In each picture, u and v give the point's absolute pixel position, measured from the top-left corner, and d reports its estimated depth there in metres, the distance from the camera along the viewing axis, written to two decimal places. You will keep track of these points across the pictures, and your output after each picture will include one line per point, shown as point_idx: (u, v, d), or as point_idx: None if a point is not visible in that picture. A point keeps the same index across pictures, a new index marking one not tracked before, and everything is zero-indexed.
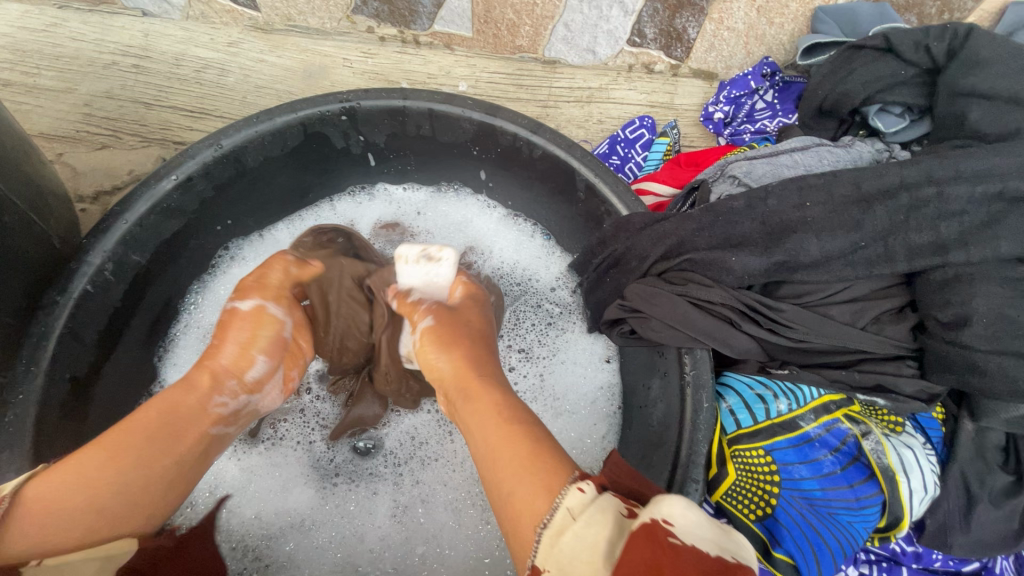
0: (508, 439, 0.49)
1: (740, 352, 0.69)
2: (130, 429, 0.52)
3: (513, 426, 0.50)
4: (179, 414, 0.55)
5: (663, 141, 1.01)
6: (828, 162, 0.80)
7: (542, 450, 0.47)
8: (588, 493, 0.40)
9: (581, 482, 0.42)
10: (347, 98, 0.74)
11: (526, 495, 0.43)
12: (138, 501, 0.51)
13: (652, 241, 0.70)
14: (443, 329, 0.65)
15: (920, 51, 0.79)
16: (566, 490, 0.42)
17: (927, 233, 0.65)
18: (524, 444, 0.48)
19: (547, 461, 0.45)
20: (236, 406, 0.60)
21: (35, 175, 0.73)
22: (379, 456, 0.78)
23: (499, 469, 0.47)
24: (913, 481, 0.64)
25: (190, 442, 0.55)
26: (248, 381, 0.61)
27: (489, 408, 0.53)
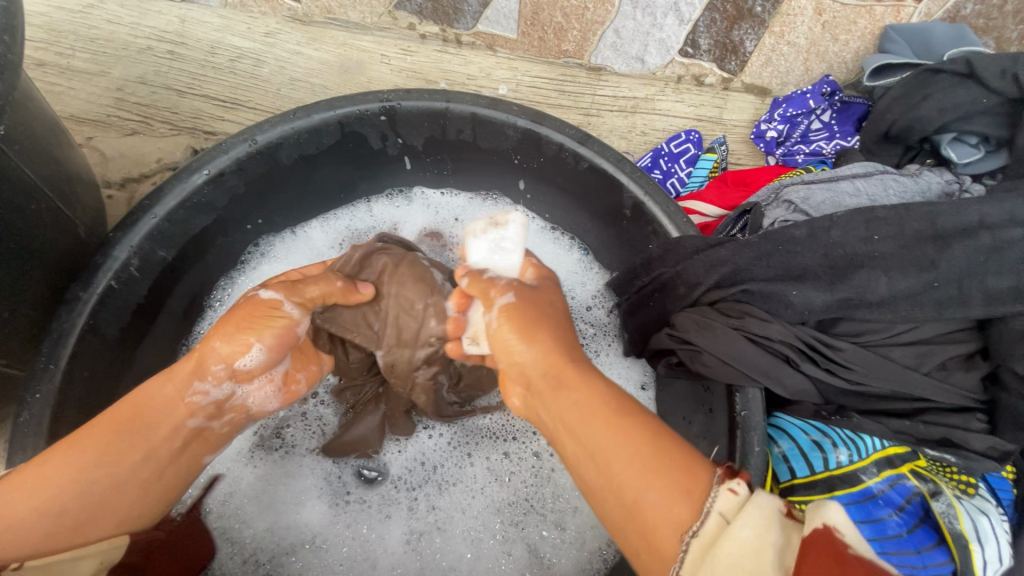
0: (633, 432, 0.45)
1: (793, 391, 0.64)
2: (92, 430, 0.50)
3: (635, 417, 0.46)
4: (146, 413, 0.53)
5: (710, 157, 0.96)
6: (894, 192, 0.75)
7: (674, 447, 0.44)
8: (743, 494, 0.38)
9: (730, 480, 0.40)
10: (387, 98, 0.70)
11: (663, 500, 0.41)
12: (113, 495, 0.50)
13: (705, 267, 0.66)
14: (530, 311, 0.57)
15: (1006, 78, 0.73)
16: (714, 492, 0.40)
17: (1007, 276, 0.61)
18: (652, 436, 0.45)
19: (681, 456, 0.43)
20: (218, 395, 0.58)
21: (63, 161, 0.70)
22: (387, 484, 0.73)
23: (628, 465, 0.43)
24: (988, 552, 0.57)
25: (162, 439, 0.54)
26: (236, 371, 0.58)
27: (596, 394, 0.49)
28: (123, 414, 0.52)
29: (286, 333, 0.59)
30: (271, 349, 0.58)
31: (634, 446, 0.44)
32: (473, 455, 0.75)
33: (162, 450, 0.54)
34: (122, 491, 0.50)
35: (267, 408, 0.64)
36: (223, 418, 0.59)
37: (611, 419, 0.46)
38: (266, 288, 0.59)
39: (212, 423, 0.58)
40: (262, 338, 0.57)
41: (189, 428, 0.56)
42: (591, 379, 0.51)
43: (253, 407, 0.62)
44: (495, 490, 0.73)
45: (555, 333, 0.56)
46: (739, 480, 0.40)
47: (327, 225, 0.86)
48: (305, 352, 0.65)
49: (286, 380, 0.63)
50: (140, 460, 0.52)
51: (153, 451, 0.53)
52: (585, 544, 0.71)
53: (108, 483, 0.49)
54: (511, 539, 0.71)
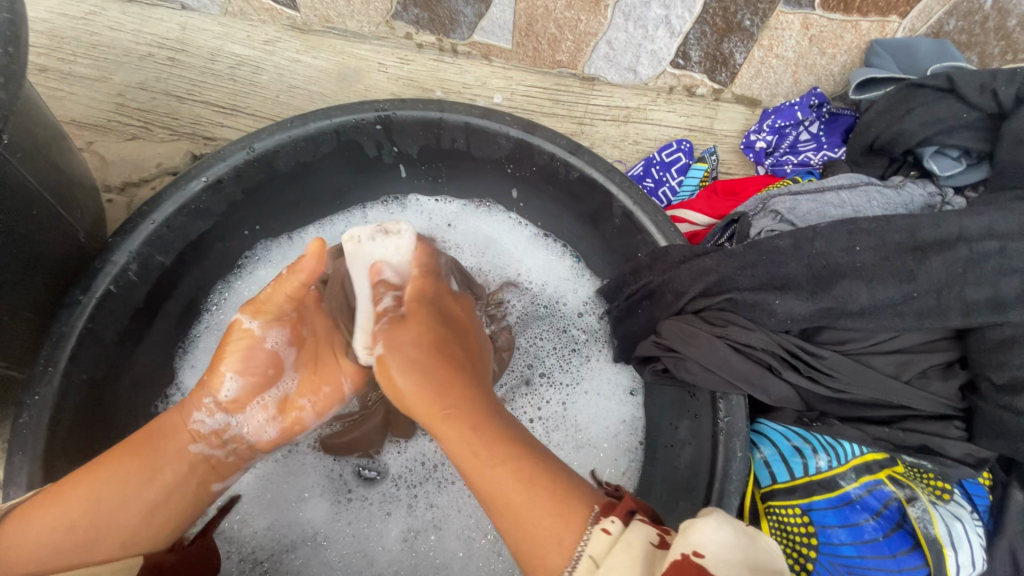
0: (509, 478, 0.45)
1: (777, 399, 0.66)
2: (109, 455, 0.56)
3: (512, 460, 0.46)
4: (157, 441, 0.58)
5: (701, 167, 0.98)
6: (878, 204, 0.77)
7: (550, 490, 0.44)
8: (614, 534, 0.40)
9: (604, 521, 0.41)
10: (382, 108, 0.72)
11: (537, 544, 0.42)
12: (121, 515, 0.54)
13: (691, 276, 0.68)
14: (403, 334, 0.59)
15: (985, 94, 0.76)
16: (587, 533, 0.41)
17: (984, 288, 0.63)
18: (527, 481, 0.45)
19: (559, 497, 0.44)
20: (215, 425, 0.62)
21: (64, 167, 0.72)
22: (387, 482, 0.75)
23: (509, 512, 0.44)
24: (961, 556, 0.61)
25: (168, 462, 0.58)
26: (227, 401, 0.62)
27: (471, 438, 0.48)
28: (134, 441, 0.58)
29: (254, 352, 0.62)
30: (244, 372, 0.62)
31: (510, 491, 0.45)
32: None
33: (168, 473, 0.58)
34: (131, 511, 0.55)
35: (267, 437, 0.65)
36: (224, 446, 0.62)
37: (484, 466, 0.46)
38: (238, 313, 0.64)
39: (217, 451, 0.62)
40: (240, 368, 0.62)
41: (193, 453, 0.60)
42: (466, 420, 0.49)
43: (251, 436, 0.64)
44: None
45: (427, 362, 0.55)
46: (613, 519, 0.41)
47: (323, 230, 0.88)
48: (315, 375, 0.66)
49: (284, 403, 0.65)
50: (146, 482, 0.56)
51: (160, 474, 0.57)
52: None
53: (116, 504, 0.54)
54: (505, 539, 0.72)
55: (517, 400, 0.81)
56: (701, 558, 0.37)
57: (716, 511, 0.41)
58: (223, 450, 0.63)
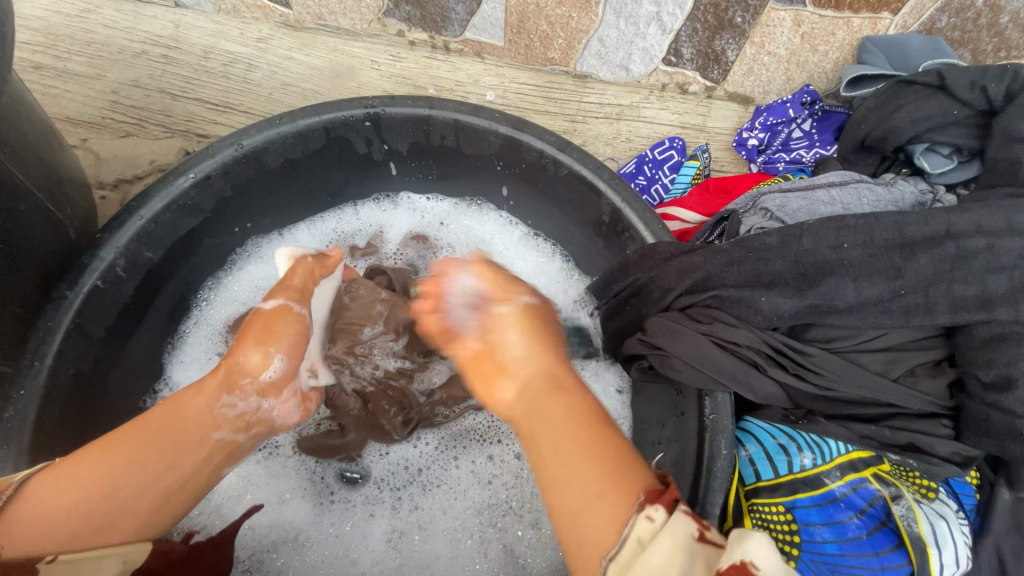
0: (591, 469, 0.42)
1: (763, 396, 0.66)
2: (127, 432, 0.52)
3: (597, 453, 0.44)
4: (184, 421, 0.55)
5: (693, 165, 0.98)
6: (868, 202, 0.77)
7: (621, 473, 0.42)
8: (659, 521, 0.37)
9: (647, 509, 0.38)
10: (372, 104, 0.72)
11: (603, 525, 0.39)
12: (137, 500, 0.50)
13: (678, 274, 0.67)
14: (540, 320, 0.59)
15: (975, 90, 0.76)
16: (633, 518, 0.38)
17: (972, 285, 0.62)
18: (607, 471, 0.42)
19: (619, 475, 0.42)
20: (245, 409, 0.59)
21: (54, 163, 0.72)
22: (369, 485, 0.74)
23: (583, 501, 0.41)
24: (945, 555, 0.60)
25: (189, 449, 0.54)
26: (265, 384, 0.60)
27: (560, 430, 0.46)
28: (153, 422, 0.54)
29: (300, 338, 0.62)
30: (290, 356, 0.61)
31: (582, 478, 0.42)
32: (459, 459, 0.76)
33: (188, 462, 0.54)
34: (149, 498, 0.51)
35: (289, 422, 0.65)
36: (249, 432, 0.60)
37: (571, 460, 0.44)
38: (269, 299, 0.63)
39: (239, 437, 0.59)
40: (281, 347, 0.60)
41: (215, 441, 0.57)
42: (565, 413, 0.47)
43: (278, 420, 0.64)
44: (477, 493, 0.75)
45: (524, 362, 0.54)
46: (657, 508, 0.38)
47: (314, 228, 0.88)
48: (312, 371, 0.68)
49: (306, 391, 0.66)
50: (167, 467, 0.52)
51: (179, 461, 0.53)
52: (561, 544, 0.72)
53: (132, 490, 0.50)
54: (490, 538, 0.73)
55: None
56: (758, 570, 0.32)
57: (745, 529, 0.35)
58: (244, 436, 0.60)
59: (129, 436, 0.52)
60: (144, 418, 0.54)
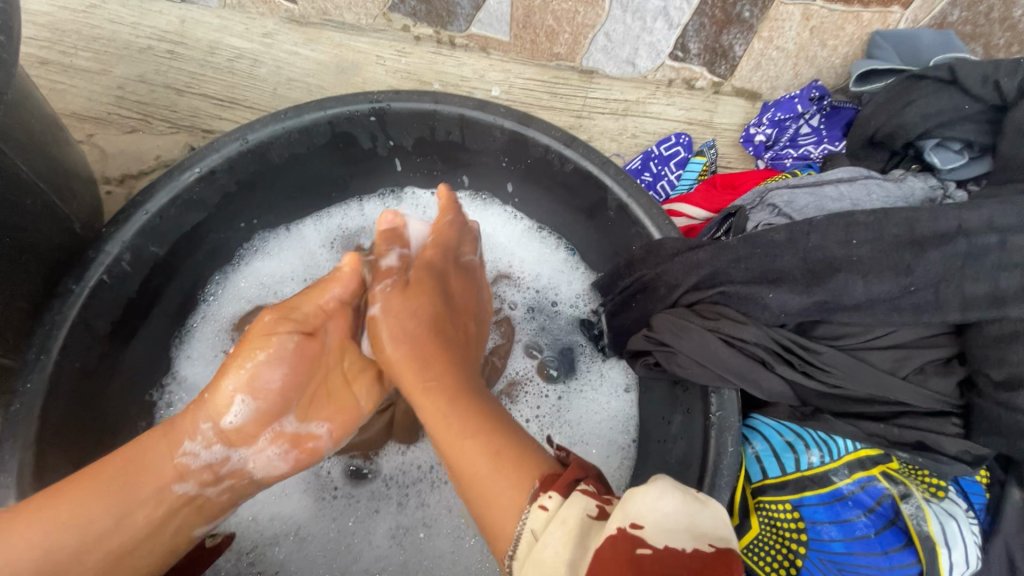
0: (477, 446, 0.46)
1: (770, 394, 0.65)
2: (74, 485, 0.51)
3: (487, 432, 0.48)
4: (133, 476, 0.53)
5: (699, 161, 0.97)
6: (877, 198, 0.76)
7: (506, 453, 0.45)
8: (550, 509, 0.39)
9: (542, 497, 0.41)
10: (377, 99, 0.71)
11: (503, 501, 0.43)
12: (79, 564, 0.51)
13: (684, 270, 0.67)
14: (401, 307, 0.60)
15: (988, 86, 0.75)
16: (529, 509, 0.41)
17: (984, 282, 0.62)
18: (495, 449, 0.46)
19: (514, 446, 0.46)
20: (210, 458, 0.57)
21: (59, 157, 0.72)
22: (377, 481, 0.74)
23: (470, 477, 0.45)
24: (955, 555, 0.61)
25: (143, 502, 0.53)
26: (228, 430, 0.57)
27: (443, 409, 0.51)
28: (108, 472, 0.53)
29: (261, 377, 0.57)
30: (251, 394, 0.57)
31: (461, 455, 0.47)
32: None
33: (141, 516, 0.53)
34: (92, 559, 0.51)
35: (276, 473, 0.61)
36: (219, 484, 0.58)
37: (457, 437, 0.48)
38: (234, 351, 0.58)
39: (207, 489, 0.58)
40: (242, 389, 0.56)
41: (176, 494, 0.55)
42: (446, 392, 0.52)
43: (257, 472, 0.60)
44: None
45: (423, 339, 0.58)
46: (551, 493, 0.40)
47: (321, 224, 0.88)
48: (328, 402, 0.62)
49: (290, 439, 0.60)
50: (112, 529, 0.52)
51: (129, 519, 0.52)
52: None
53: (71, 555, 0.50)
54: None
55: (518, 398, 0.80)
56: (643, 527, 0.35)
57: (663, 479, 0.40)
58: (210, 488, 0.58)
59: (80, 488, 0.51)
60: (93, 472, 0.52)
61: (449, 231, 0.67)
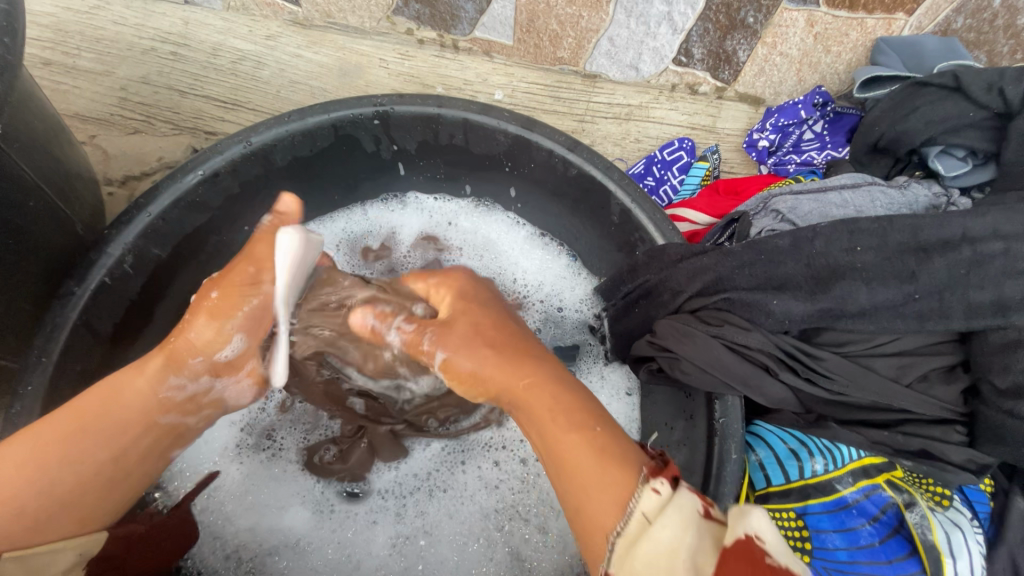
0: (587, 442, 0.46)
1: (774, 401, 0.65)
2: (58, 418, 0.52)
3: (590, 433, 0.46)
4: (117, 407, 0.54)
5: (702, 166, 0.98)
6: (881, 204, 0.76)
7: (610, 447, 0.46)
8: (664, 494, 0.40)
9: (652, 482, 0.42)
10: (381, 102, 0.71)
11: (607, 505, 0.42)
12: (82, 495, 0.51)
13: (688, 275, 0.67)
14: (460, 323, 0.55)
15: (992, 93, 0.75)
16: (641, 492, 0.41)
17: (988, 290, 0.62)
18: (603, 445, 0.46)
19: (615, 460, 0.45)
20: (195, 390, 0.58)
21: (62, 158, 0.72)
22: (373, 496, 0.74)
23: (580, 475, 0.45)
24: (960, 564, 0.60)
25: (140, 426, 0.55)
26: (218, 366, 0.59)
27: (549, 410, 0.48)
28: (92, 409, 0.53)
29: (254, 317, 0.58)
30: (249, 333, 0.59)
31: (571, 455, 0.46)
32: (466, 463, 0.76)
33: (134, 446, 0.54)
34: (89, 492, 0.52)
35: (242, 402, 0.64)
36: (200, 414, 0.60)
37: (564, 431, 0.47)
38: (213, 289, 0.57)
39: (189, 419, 0.59)
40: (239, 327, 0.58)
41: (161, 424, 0.56)
42: (544, 385, 0.50)
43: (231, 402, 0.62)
44: (484, 497, 0.74)
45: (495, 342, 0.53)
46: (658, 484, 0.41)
47: (324, 226, 0.88)
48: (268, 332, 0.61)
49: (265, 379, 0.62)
50: (109, 461, 0.53)
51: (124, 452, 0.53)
52: (567, 547, 0.71)
53: (65, 488, 0.50)
54: (496, 542, 0.72)
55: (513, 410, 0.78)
56: (763, 541, 0.35)
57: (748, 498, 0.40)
58: (195, 418, 0.60)
59: (64, 423, 0.52)
60: (74, 406, 0.53)
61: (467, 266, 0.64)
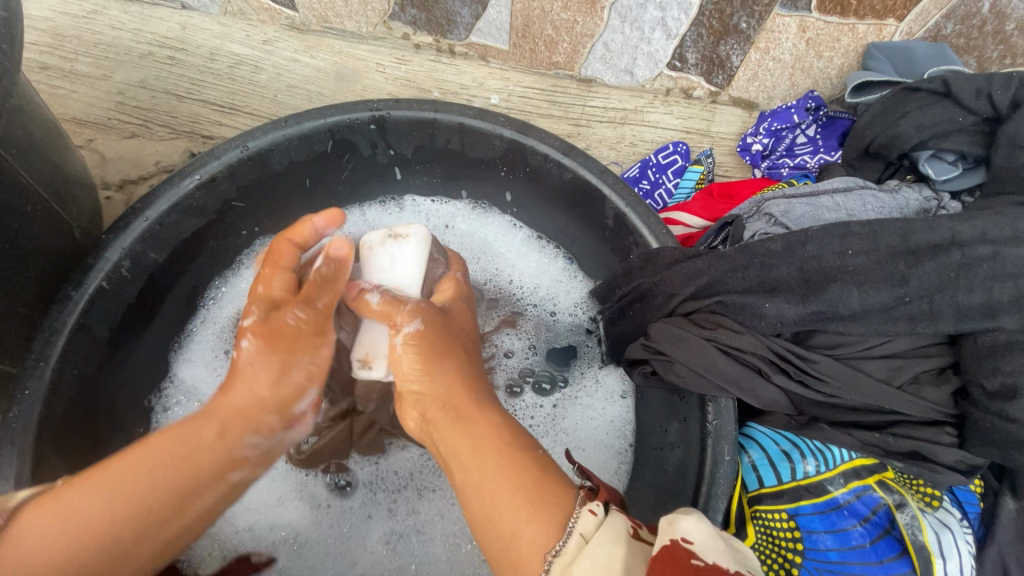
0: (536, 458, 0.49)
1: (766, 403, 0.66)
2: (135, 461, 0.50)
3: (521, 455, 0.49)
4: (196, 453, 0.53)
5: (696, 169, 0.98)
6: (872, 208, 0.77)
7: (548, 465, 0.49)
8: (600, 514, 0.42)
9: (589, 503, 0.43)
10: (377, 107, 0.72)
11: (536, 534, 0.42)
12: (137, 547, 0.49)
13: (682, 278, 0.67)
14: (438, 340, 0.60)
15: (981, 98, 0.77)
16: (578, 511, 0.42)
17: (978, 293, 0.62)
18: (547, 464, 0.49)
19: (550, 479, 0.47)
20: (263, 443, 0.58)
21: (60, 163, 0.72)
22: (360, 491, 0.74)
23: (525, 490, 0.46)
24: (950, 565, 0.62)
25: (213, 479, 0.53)
26: (290, 414, 0.60)
27: (492, 431, 0.52)
28: (167, 454, 0.51)
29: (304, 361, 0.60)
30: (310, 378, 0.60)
31: (505, 470, 0.48)
32: None
33: (204, 497, 0.53)
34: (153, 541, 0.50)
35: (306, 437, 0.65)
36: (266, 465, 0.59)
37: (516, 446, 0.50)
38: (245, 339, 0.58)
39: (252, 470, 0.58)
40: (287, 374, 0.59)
41: (232, 478, 0.55)
42: (494, 413, 0.55)
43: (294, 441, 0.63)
44: None
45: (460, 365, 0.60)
46: (596, 502, 0.43)
47: None
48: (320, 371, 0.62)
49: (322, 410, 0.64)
50: (178, 512, 0.51)
51: (194, 502, 0.52)
52: None
53: (136, 534, 0.48)
54: None
55: None
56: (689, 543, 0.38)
57: (695, 511, 0.42)
58: (258, 470, 0.59)
59: (140, 470, 0.50)
60: (153, 450, 0.51)
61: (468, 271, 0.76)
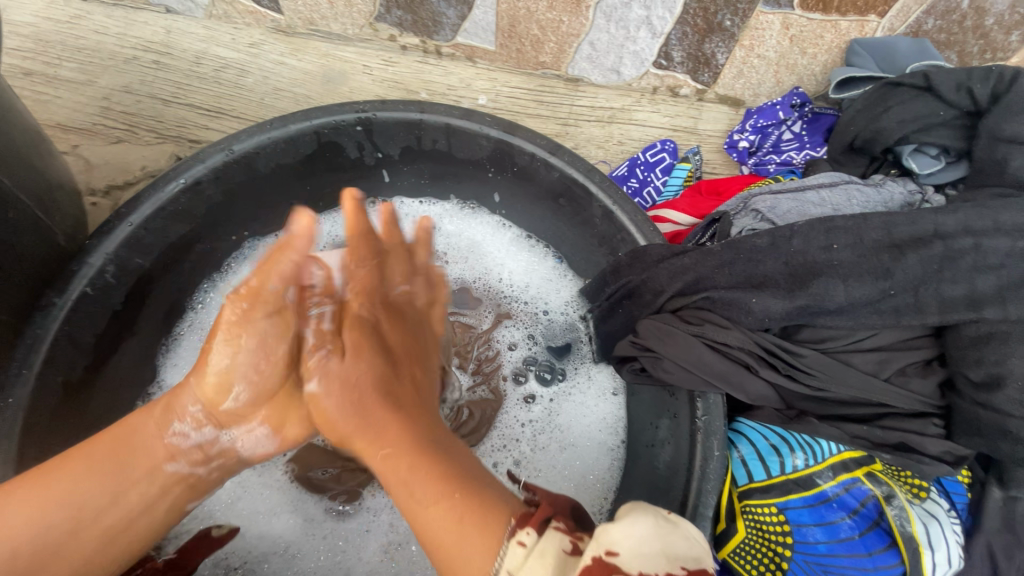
0: (442, 516, 0.42)
1: (755, 398, 0.66)
2: (68, 461, 0.50)
3: (443, 501, 0.43)
4: (129, 442, 0.53)
5: (684, 167, 0.99)
6: (857, 203, 0.78)
7: (473, 513, 0.42)
8: (528, 546, 0.38)
9: (519, 533, 0.39)
10: (363, 109, 0.72)
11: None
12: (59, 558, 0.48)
13: (669, 275, 0.67)
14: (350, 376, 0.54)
15: (961, 92, 0.78)
16: (505, 549, 0.39)
17: (961, 285, 0.63)
18: (461, 516, 0.42)
19: (478, 516, 0.42)
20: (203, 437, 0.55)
21: (41, 168, 0.72)
22: (365, 512, 0.73)
23: (443, 552, 0.41)
24: (937, 555, 0.63)
25: (137, 481, 0.52)
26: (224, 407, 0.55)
27: (408, 486, 0.45)
28: (101, 448, 0.51)
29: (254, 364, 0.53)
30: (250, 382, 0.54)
31: (433, 524, 0.42)
32: None
33: (135, 492, 0.52)
34: (87, 535, 0.49)
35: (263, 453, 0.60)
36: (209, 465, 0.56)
37: (419, 506, 0.43)
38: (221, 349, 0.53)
39: (199, 468, 0.56)
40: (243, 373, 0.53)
41: (167, 471, 0.54)
42: (401, 451, 0.47)
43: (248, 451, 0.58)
44: None
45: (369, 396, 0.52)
46: (528, 530, 0.39)
47: None
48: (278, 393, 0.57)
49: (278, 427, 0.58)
50: (110, 503, 0.50)
51: (123, 496, 0.51)
52: None
53: (69, 529, 0.48)
54: None
55: (509, 399, 0.80)
56: (616, 555, 0.37)
57: (634, 510, 0.42)
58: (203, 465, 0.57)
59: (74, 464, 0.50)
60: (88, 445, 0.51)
61: (367, 263, 0.61)
